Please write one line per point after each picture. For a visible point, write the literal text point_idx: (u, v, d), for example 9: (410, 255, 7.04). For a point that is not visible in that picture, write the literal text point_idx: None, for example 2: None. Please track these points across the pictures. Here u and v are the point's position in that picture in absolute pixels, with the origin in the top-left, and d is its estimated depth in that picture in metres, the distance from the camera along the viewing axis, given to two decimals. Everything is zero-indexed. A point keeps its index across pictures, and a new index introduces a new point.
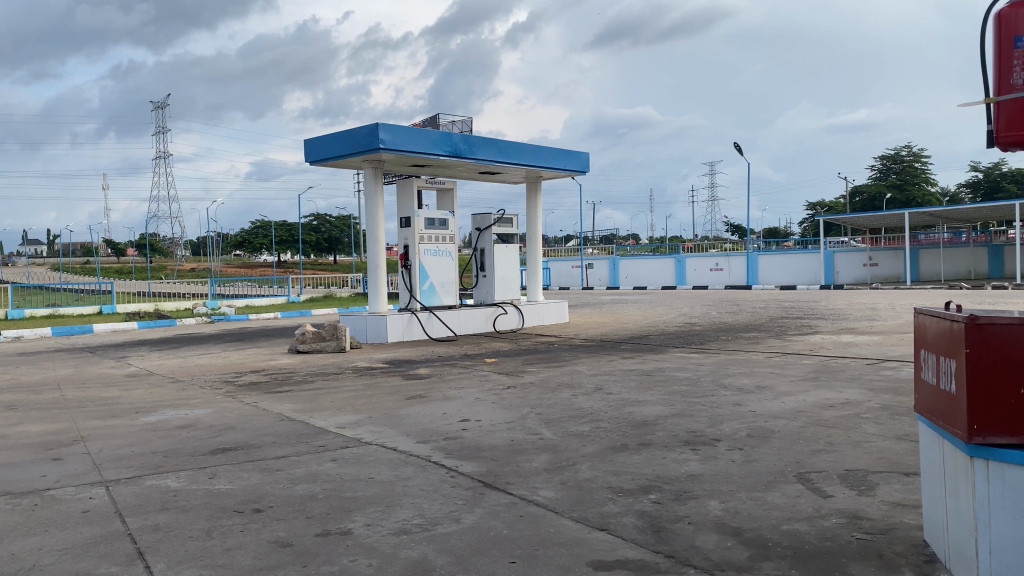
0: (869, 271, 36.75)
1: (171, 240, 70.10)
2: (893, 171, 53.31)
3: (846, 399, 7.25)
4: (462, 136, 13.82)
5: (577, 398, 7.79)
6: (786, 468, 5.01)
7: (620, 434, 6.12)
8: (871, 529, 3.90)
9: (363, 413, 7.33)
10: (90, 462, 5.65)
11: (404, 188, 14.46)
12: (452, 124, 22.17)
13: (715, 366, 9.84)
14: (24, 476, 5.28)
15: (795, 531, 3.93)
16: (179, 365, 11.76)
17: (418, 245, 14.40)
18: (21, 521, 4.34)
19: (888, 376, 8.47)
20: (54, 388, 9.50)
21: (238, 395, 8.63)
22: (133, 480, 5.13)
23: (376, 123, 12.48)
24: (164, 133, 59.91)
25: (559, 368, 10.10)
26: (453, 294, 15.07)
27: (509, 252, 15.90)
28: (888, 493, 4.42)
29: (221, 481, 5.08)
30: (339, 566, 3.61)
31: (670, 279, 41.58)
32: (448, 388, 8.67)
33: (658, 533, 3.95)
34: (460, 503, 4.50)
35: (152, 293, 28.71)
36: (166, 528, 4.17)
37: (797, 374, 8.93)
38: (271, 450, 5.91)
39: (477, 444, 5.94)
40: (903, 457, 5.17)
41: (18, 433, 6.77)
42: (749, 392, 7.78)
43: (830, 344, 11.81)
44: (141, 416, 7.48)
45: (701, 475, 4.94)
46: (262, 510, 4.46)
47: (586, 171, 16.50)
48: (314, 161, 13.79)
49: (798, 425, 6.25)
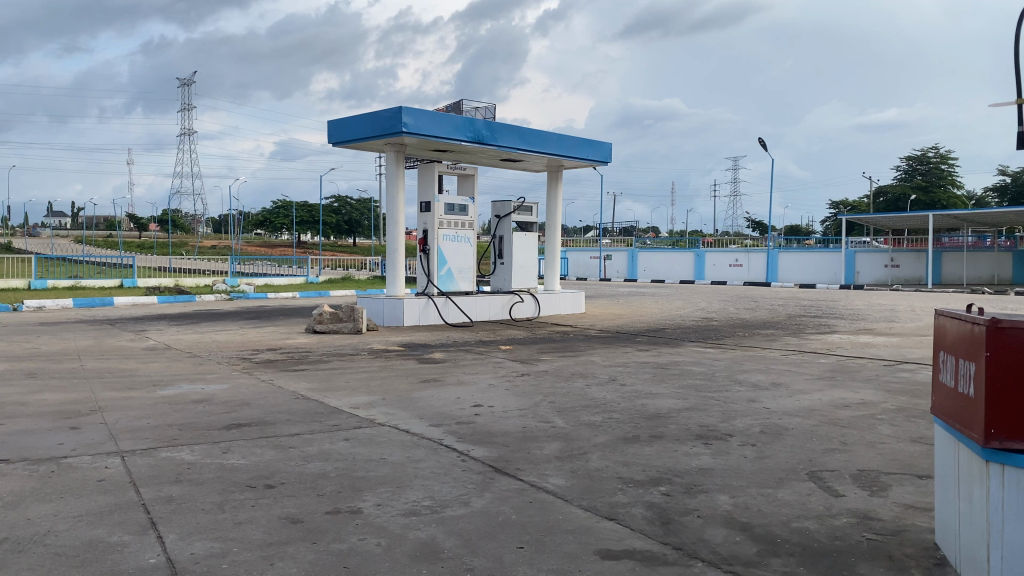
0: (889, 272, 36.21)
1: (191, 218, 71.01)
2: (919, 173, 52.79)
3: (861, 399, 7.21)
4: (484, 122, 13.76)
5: (591, 387, 7.81)
6: (798, 466, 5.00)
7: (632, 425, 6.12)
8: (882, 530, 3.88)
9: (377, 394, 7.39)
10: (106, 432, 5.71)
11: (425, 172, 14.44)
12: (474, 110, 22.10)
13: (731, 361, 9.81)
14: (41, 444, 5.35)
15: (804, 528, 3.91)
16: (196, 340, 11.88)
17: (437, 230, 14.41)
18: (37, 486, 4.41)
19: (905, 378, 8.42)
20: (73, 358, 9.63)
21: (254, 372, 8.70)
22: (148, 452, 5.19)
23: (399, 107, 12.47)
24: (190, 110, 61.13)
25: (573, 357, 10.11)
26: (471, 280, 15.08)
27: (528, 240, 15.86)
28: (901, 495, 4.40)
29: (234, 456, 5.12)
30: (347, 544, 3.64)
31: (688, 273, 41.48)
32: (462, 372, 8.74)
33: (667, 525, 3.95)
34: (470, 487, 4.53)
35: (172, 269, 28.93)
36: (179, 500, 4.21)
37: (813, 372, 8.86)
38: (285, 428, 5.94)
39: (488, 430, 5.94)
40: (916, 460, 5.13)
41: (38, 400, 6.87)
42: (763, 389, 7.76)
43: (847, 343, 11.73)
44: (157, 389, 7.56)
45: (712, 468, 4.93)
46: (274, 486, 4.50)
47: (607, 161, 16.40)
48: (337, 143, 13.82)
49: (811, 423, 6.21)
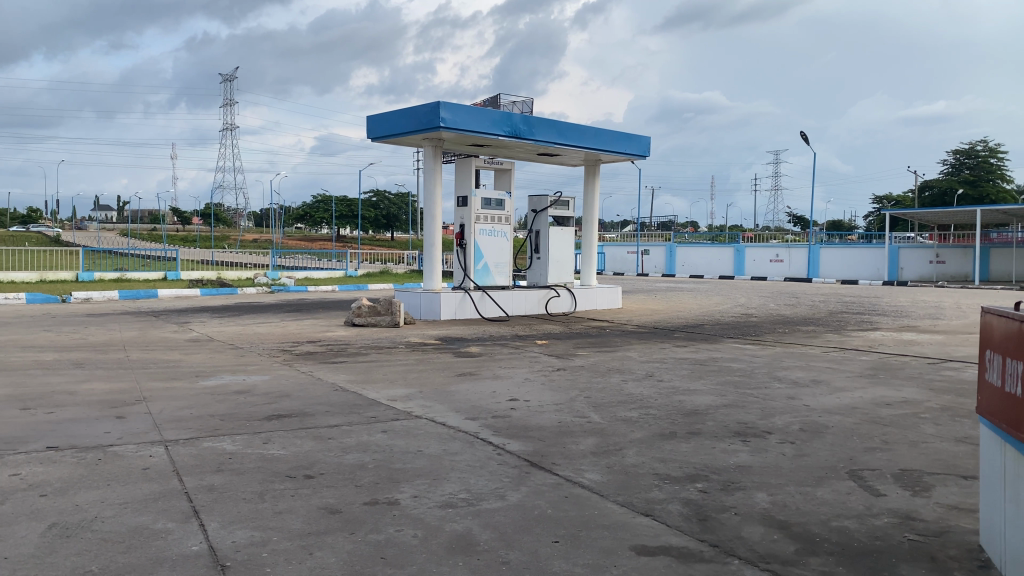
0: (934, 268, 35.29)
1: (233, 212, 72.23)
2: (966, 166, 51.54)
3: (903, 398, 7.08)
4: (522, 116, 13.75)
5: (627, 383, 7.78)
6: (839, 464, 4.94)
7: (669, 422, 6.08)
8: (924, 531, 3.81)
9: (414, 387, 7.46)
10: (151, 422, 5.84)
11: (462, 167, 14.48)
12: (512, 104, 22.09)
13: (770, 358, 9.70)
14: (89, 432, 5.48)
15: (844, 527, 3.86)
16: (238, 332, 12.08)
17: (474, 224, 14.44)
18: (85, 473, 4.53)
19: (950, 377, 8.24)
20: (119, 349, 9.85)
21: (294, 364, 8.84)
22: (191, 441, 5.29)
23: (437, 101, 12.52)
24: (232, 105, 62.02)
25: (610, 352, 10.08)
26: (507, 274, 15.11)
27: (564, 234, 15.83)
28: (944, 495, 4.32)
29: (275, 446, 5.20)
30: (385, 535, 3.68)
31: (728, 269, 41.09)
32: (498, 367, 8.76)
33: (703, 522, 3.93)
34: (506, 480, 4.54)
35: (215, 262, 29.46)
36: (221, 489, 4.30)
37: (854, 370, 8.72)
38: (324, 419, 6.02)
39: (524, 424, 5.96)
40: (961, 460, 5.03)
41: (85, 390, 7.05)
42: (803, 386, 7.66)
43: (890, 341, 11.52)
44: (200, 379, 7.71)
45: (750, 466, 4.89)
46: (313, 476, 4.56)
47: (646, 155, 16.27)
48: (375, 137, 13.93)
49: (853, 421, 6.13)
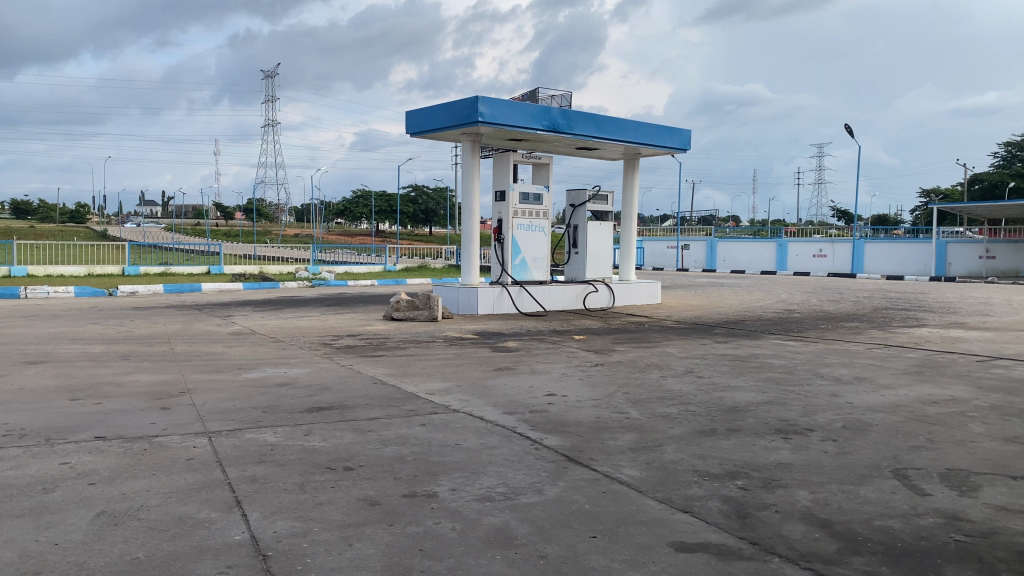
0: (984, 264, 34.47)
1: (275, 207, 73.20)
2: (1018, 159, 50.16)
3: (950, 396, 6.92)
4: (560, 110, 13.72)
5: (666, 379, 7.73)
6: (882, 463, 4.85)
7: (709, 418, 6.03)
8: (971, 532, 3.73)
9: (452, 381, 7.49)
10: (195, 413, 5.95)
11: (500, 161, 14.49)
12: (551, 98, 22.02)
13: (812, 354, 9.55)
14: (135, 423, 5.61)
15: (887, 527, 3.80)
16: (280, 325, 12.26)
17: (512, 219, 14.45)
18: (132, 463, 4.64)
19: (999, 375, 8.04)
20: (164, 342, 10.06)
21: (334, 357, 8.94)
22: (234, 433, 5.38)
23: (475, 96, 12.55)
24: (273, 102, 62.76)
25: (648, 348, 10.02)
26: (545, 269, 15.10)
27: (602, 229, 15.76)
28: (992, 496, 4.22)
29: (315, 438, 5.27)
30: (423, 527, 3.71)
31: (770, 264, 40.64)
32: (536, 362, 8.76)
33: (743, 519, 3.89)
34: (544, 475, 4.54)
35: (257, 257, 29.88)
36: (263, 480, 4.36)
37: (899, 367, 8.54)
38: (363, 412, 6.08)
39: (562, 419, 5.96)
40: (1010, 460, 4.91)
41: (132, 381, 7.21)
42: (847, 383, 7.53)
43: (937, 337, 11.27)
44: (242, 372, 7.84)
45: (791, 464, 4.83)
46: (353, 468, 4.61)
47: (686, 149, 16.12)
48: (414, 133, 14.01)
49: (897, 420, 6.01)
